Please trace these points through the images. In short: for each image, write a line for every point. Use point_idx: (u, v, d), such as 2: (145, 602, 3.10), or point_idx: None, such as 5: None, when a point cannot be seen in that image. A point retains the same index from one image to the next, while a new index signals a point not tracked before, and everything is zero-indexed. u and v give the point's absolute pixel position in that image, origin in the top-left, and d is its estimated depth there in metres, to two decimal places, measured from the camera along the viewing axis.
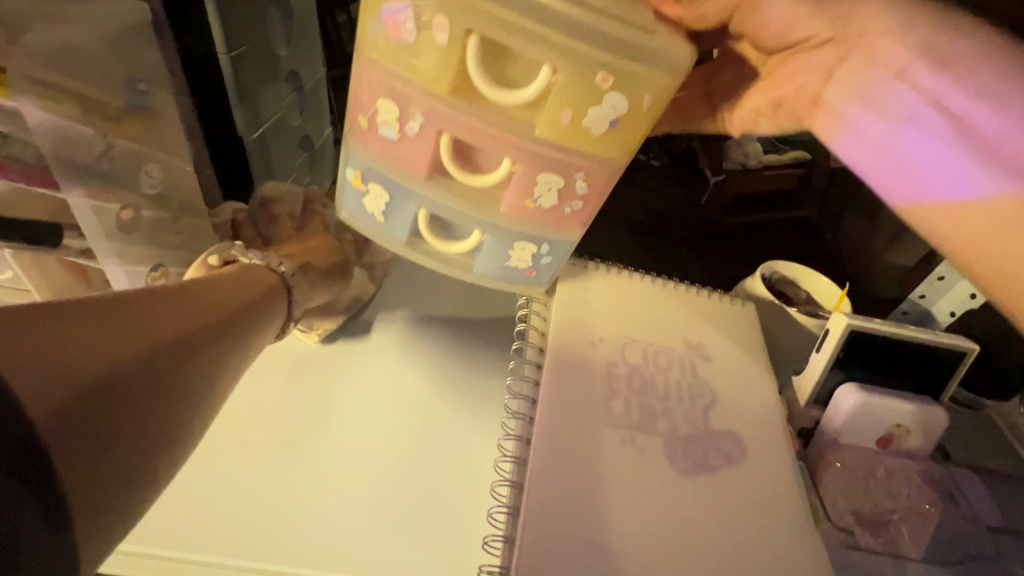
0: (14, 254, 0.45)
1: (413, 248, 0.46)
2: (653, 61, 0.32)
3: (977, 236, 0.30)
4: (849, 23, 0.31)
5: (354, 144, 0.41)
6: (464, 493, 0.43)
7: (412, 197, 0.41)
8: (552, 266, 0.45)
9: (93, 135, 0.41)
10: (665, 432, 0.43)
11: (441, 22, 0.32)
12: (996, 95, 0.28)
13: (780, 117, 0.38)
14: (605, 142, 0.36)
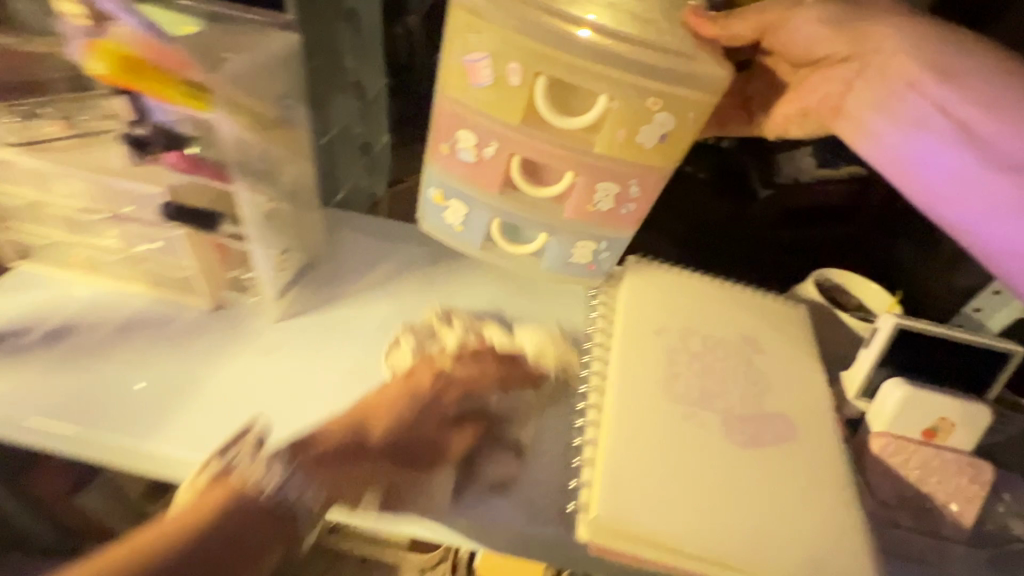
0: (184, 234, 0.56)
1: (487, 249, 0.56)
2: (699, 84, 0.42)
3: (957, 204, 0.46)
4: (866, 45, 0.47)
5: (437, 167, 0.51)
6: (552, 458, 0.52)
7: (485, 209, 0.52)
8: (607, 260, 0.55)
9: (256, 141, 0.50)
10: (722, 411, 0.48)
11: (515, 67, 0.42)
12: (982, 104, 0.43)
13: (807, 123, 0.53)
14: (656, 151, 0.45)
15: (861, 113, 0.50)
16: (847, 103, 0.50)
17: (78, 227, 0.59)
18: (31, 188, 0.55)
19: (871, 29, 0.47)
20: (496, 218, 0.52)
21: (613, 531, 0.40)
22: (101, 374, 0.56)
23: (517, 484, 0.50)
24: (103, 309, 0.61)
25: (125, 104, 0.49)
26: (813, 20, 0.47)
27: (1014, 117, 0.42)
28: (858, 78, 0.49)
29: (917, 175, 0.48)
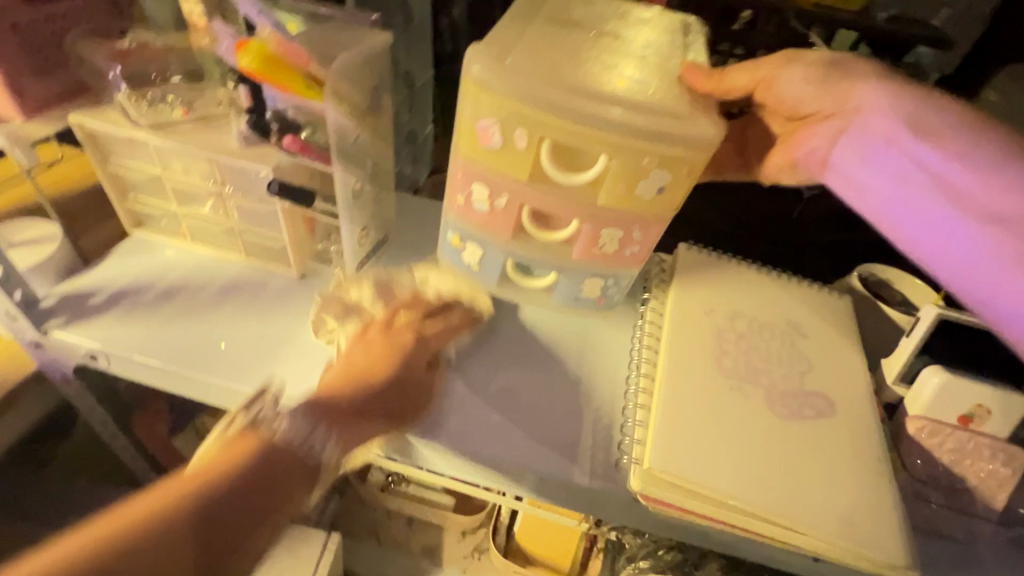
0: (284, 209, 0.62)
1: (501, 286, 0.63)
2: (689, 144, 0.46)
3: (944, 253, 0.45)
4: (846, 103, 0.49)
5: (455, 216, 0.57)
6: (605, 428, 0.57)
7: (499, 251, 0.58)
8: (615, 295, 0.61)
9: (352, 128, 0.56)
10: (765, 386, 0.52)
11: (522, 134, 0.48)
12: (962, 158, 0.44)
13: (797, 172, 0.56)
14: (655, 202, 0.50)
15: (847, 160, 0.50)
16: (835, 152, 0.51)
17: (189, 199, 0.67)
18: (154, 165, 0.64)
19: (849, 85, 0.49)
20: (510, 259, 0.58)
21: (662, 482, 0.45)
22: (214, 327, 0.63)
23: (575, 446, 0.55)
24: (207, 274, 0.69)
25: (243, 94, 0.57)
26: (800, 74, 0.51)
27: (995, 170, 0.42)
28: (842, 132, 0.50)
29: (908, 219, 0.47)
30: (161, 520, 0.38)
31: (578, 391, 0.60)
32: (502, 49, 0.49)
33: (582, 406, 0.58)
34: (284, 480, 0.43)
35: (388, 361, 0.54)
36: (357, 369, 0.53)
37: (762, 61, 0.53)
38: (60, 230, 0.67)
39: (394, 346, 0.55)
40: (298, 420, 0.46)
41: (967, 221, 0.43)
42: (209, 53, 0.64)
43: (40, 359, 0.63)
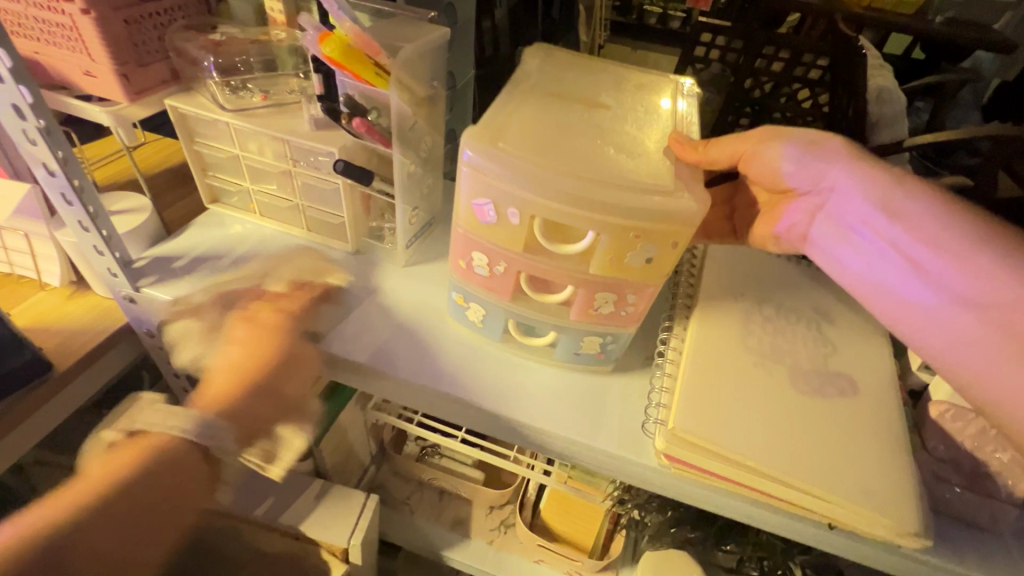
0: (348, 186, 0.69)
1: (507, 341, 0.64)
2: (677, 219, 0.48)
3: (923, 337, 0.47)
4: (823, 182, 0.53)
5: (457, 279, 0.60)
6: (627, 410, 0.59)
7: (502, 313, 0.60)
8: (615, 350, 0.60)
9: (411, 116, 0.62)
10: (790, 364, 0.55)
11: (514, 212, 0.51)
12: (933, 243, 0.46)
13: (783, 245, 0.60)
14: (647, 270, 0.52)
15: (828, 236, 0.54)
16: (814, 228, 0.56)
17: (259, 178, 0.75)
18: (232, 146, 0.71)
19: (818, 168, 0.53)
20: (511, 320, 0.60)
21: (683, 442, 0.49)
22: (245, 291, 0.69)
23: (603, 415, 0.59)
24: (272, 246, 0.76)
25: (317, 82, 0.63)
26: (776, 149, 0.55)
27: (961, 257, 0.45)
28: (819, 209, 0.54)
29: (890, 298, 0.49)
30: None
31: (596, 391, 0.61)
32: (495, 132, 0.51)
33: (606, 400, 0.61)
34: None
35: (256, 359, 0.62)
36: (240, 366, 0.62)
37: (743, 135, 0.56)
38: (149, 202, 0.76)
39: (267, 330, 0.64)
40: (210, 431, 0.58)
41: (946, 303, 0.45)
42: (284, 45, 0.71)
43: (130, 314, 0.72)
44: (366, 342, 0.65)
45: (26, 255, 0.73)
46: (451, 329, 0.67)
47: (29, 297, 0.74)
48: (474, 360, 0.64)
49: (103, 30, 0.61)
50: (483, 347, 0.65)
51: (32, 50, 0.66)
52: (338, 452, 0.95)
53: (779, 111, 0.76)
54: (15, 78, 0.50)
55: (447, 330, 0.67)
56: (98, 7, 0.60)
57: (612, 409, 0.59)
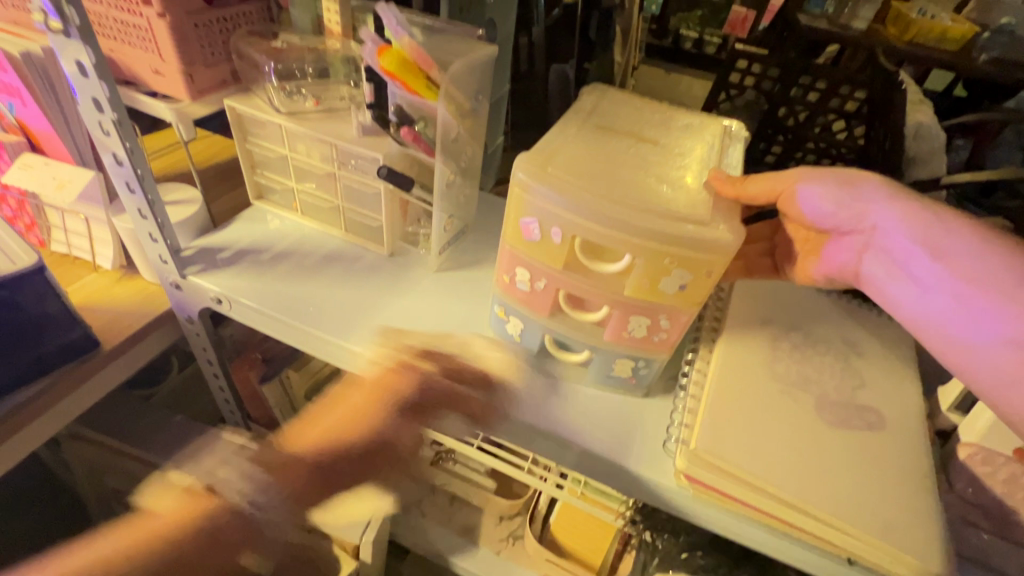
0: (389, 191, 0.71)
1: (541, 357, 0.66)
2: (710, 246, 0.49)
3: (973, 373, 0.47)
4: (864, 222, 0.53)
5: (500, 291, 0.63)
6: (652, 433, 0.60)
7: (540, 327, 0.62)
8: (647, 375, 0.62)
9: (454, 128, 0.64)
10: (815, 394, 0.55)
11: (556, 231, 0.53)
12: (980, 278, 0.46)
13: (834, 282, 0.59)
14: (679, 296, 0.53)
15: (878, 274, 0.53)
16: (864, 265, 0.54)
17: (304, 178, 0.78)
18: (282, 146, 0.75)
19: (858, 209, 0.53)
20: (547, 335, 0.62)
21: (707, 465, 0.49)
22: (285, 288, 0.72)
23: (626, 436, 0.60)
24: (311, 244, 0.79)
25: (368, 90, 0.65)
26: (816, 194, 0.55)
27: (1010, 293, 0.45)
28: (866, 247, 0.54)
29: (940, 333, 0.48)
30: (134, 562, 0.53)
31: (620, 412, 0.62)
32: (545, 157, 0.54)
33: (632, 420, 0.61)
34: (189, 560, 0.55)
35: (380, 404, 0.61)
36: (346, 422, 0.61)
37: (783, 174, 0.56)
38: (200, 194, 0.80)
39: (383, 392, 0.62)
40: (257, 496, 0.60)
41: (995, 339, 0.45)
42: (337, 53, 0.75)
43: (174, 299, 0.76)
44: (396, 345, 0.66)
45: (84, 238, 0.77)
46: (481, 341, 0.68)
47: (83, 277, 0.78)
48: (500, 370, 0.65)
49: (176, 33, 0.66)
50: (508, 359, 0.66)
51: (108, 48, 0.71)
52: None
53: (812, 140, 0.77)
54: (97, 76, 0.54)
55: (478, 340, 0.68)
56: (173, 13, 0.65)
57: (639, 428, 0.61)
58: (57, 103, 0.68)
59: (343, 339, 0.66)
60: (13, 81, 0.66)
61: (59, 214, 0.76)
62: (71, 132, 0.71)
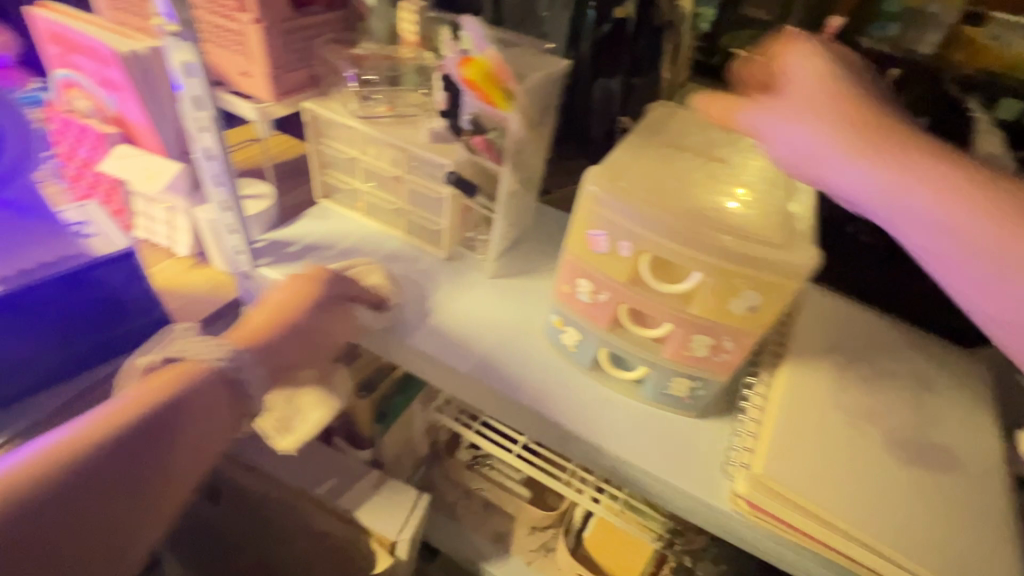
0: (453, 196, 0.73)
1: (594, 369, 0.66)
2: (785, 270, 0.48)
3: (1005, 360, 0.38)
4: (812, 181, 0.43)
5: (559, 301, 0.63)
6: (707, 455, 0.59)
7: (596, 339, 0.62)
8: (704, 396, 0.61)
9: (523, 137, 0.66)
10: (885, 429, 0.53)
11: (625, 245, 0.53)
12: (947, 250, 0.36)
13: None
14: (747, 318, 0.52)
15: None
16: None
17: (371, 179, 0.81)
18: (354, 148, 0.78)
19: (819, 189, 0.41)
20: (604, 348, 0.62)
21: (768, 492, 0.48)
22: None
23: (680, 455, 0.59)
24: (372, 243, 0.82)
25: (442, 98, 0.68)
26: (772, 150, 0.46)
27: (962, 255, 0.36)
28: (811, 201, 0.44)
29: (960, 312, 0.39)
30: (118, 430, 0.51)
31: (673, 430, 0.62)
32: (616, 171, 0.55)
33: (686, 441, 0.61)
34: (194, 415, 0.54)
35: (302, 295, 0.66)
36: (272, 314, 0.64)
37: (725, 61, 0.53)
38: (272, 189, 0.84)
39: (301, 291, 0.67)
40: (232, 356, 0.58)
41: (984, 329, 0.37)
42: (411, 62, 0.77)
43: (243, 288, 0.80)
44: (450, 346, 0.68)
45: (164, 226, 0.82)
46: (533, 349, 0.69)
47: (160, 263, 0.83)
48: (552, 378, 0.66)
49: (269, 38, 0.70)
50: (561, 368, 0.67)
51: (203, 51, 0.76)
52: (396, 445, 0.98)
53: None
54: (201, 74, 0.58)
55: (531, 346, 0.69)
56: (267, 19, 0.69)
57: (696, 447, 0.60)
58: (156, 100, 0.74)
59: (401, 336, 0.68)
60: (119, 78, 0.71)
61: (143, 202, 0.81)
62: (165, 126, 0.76)
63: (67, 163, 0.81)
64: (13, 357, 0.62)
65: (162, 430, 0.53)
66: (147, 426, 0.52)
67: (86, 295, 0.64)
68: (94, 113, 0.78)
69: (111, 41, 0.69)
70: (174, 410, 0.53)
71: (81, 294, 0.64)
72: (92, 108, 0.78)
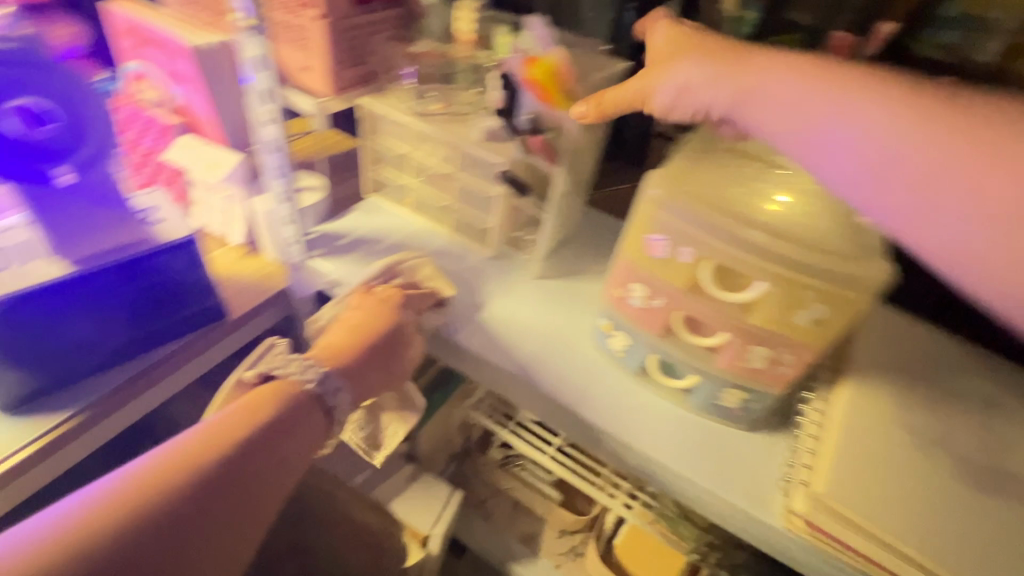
0: (503, 196, 0.73)
1: (642, 376, 0.65)
2: (856, 284, 0.47)
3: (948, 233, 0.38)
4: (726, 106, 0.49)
5: (610, 305, 0.62)
6: (759, 471, 0.58)
7: (646, 346, 0.61)
8: (755, 409, 0.59)
9: (579, 138, 0.65)
10: (953, 454, 0.51)
11: (687, 251, 0.52)
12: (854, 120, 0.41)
13: None
14: (810, 332, 0.51)
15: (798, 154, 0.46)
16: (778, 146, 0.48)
17: (421, 176, 0.82)
18: (406, 145, 0.79)
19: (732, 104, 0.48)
20: (653, 355, 0.61)
21: (829, 512, 0.47)
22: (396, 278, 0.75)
23: (731, 468, 0.58)
24: (418, 239, 0.82)
25: (499, 97, 0.68)
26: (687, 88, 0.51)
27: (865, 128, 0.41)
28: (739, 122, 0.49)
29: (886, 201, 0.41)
30: (218, 454, 0.51)
31: (723, 443, 0.60)
32: (678, 177, 0.54)
33: (737, 454, 0.59)
34: (296, 432, 0.56)
35: (384, 316, 0.68)
36: (359, 331, 0.67)
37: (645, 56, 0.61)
38: (325, 180, 0.84)
39: (383, 308, 0.69)
40: (322, 378, 0.60)
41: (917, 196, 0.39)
42: (464, 61, 0.77)
43: (294, 278, 0.82)
44: (497, 345, 0.68)
45: (218, 214, 0.83)
46: (580, 353, 0.68)
47: (214, 250, 0.86)
48: (597, 384, 0.65)
49: (332, 34, 0.72)
50: (607, 375, 0.66)
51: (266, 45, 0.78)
52: (432, 440, 0.99)
53: None
54: (271, 68, 0.60)
55: (578, 351, 0.68)
56: (331, 15, 0.70)
57: (745, 461, 0.58)
58: (221, 93, 0.76)
59: (453, 335, 0.69)
60: (190, 70, 0.74)
61: (200, 191, 0.82)
62: (228, 118, 0.79)
63: (131, 151, 0.83)
64: (81, 336, 0.65)
65: (260, 453, 0.53)
66: (243, 452, 0.52)
67: (150, 282, 0.67)
68: (162, 104, 0.81)
69: (184, 35, 0.72)
70: (270, 430, 0.54)
71: (140, 280, 0.66)
72: (158, 99, 0.81)
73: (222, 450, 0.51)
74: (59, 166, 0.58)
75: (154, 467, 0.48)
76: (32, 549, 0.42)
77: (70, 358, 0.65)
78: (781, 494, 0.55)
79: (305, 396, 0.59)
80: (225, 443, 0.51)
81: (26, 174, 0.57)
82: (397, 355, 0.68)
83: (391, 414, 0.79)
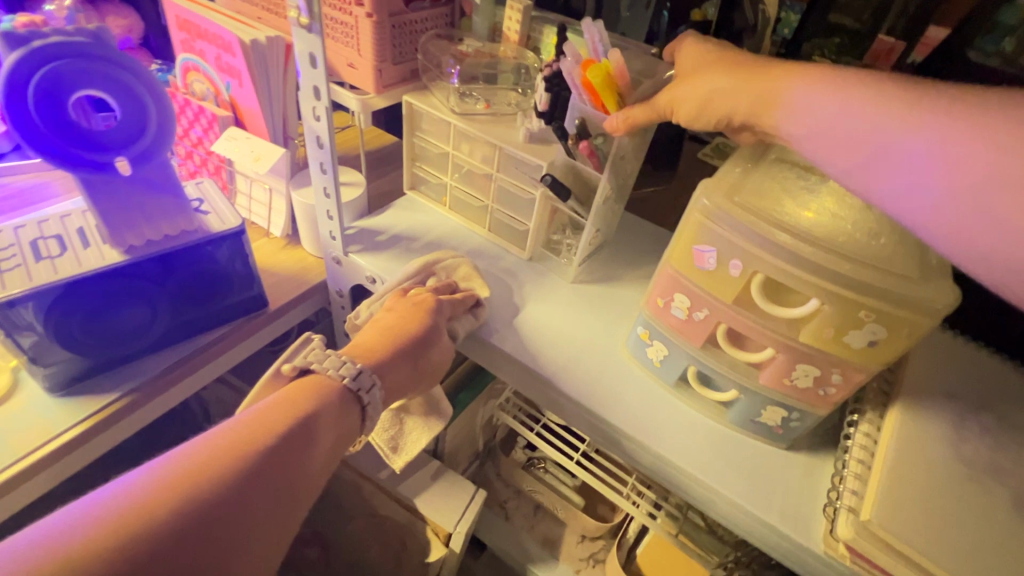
0: (545, 198, 0.73)
1: (679, 387, 0.64)
2: (918, 307, 0.45)
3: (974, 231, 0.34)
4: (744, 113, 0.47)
5: (650, 314, 0.61)
6: (800, 493, 0.56)
7: (685, 357, 0.60)
8: (796, 428, 0.58)
9: (625, 143, 0.64)
10: (1012, 488, 0.49)
11: (736, 263, 0.51)
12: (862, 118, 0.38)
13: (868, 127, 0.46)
14: (863, 353, 0.49)
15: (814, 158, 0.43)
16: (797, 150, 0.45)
17: (460, 175, 0.82)
18: (447, 144, 0.79)
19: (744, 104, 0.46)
20: (693, 366, 0.60)
21: (876, 539, 0.45)
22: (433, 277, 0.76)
23: (771, 487, 0.56)
24: (456, 238, 0.82)
25: (542, 97, 0.68)
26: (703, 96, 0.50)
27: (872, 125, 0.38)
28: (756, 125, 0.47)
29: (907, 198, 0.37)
30: (255, 446, 0.48)
31: (761, 460, 0.59)
32: (729, 187, 0.53)
33: (775, 473, 0.58)
34: (332, 426, 0.55)
35: (415, 313, 0.68)
36: (392, 329, 0.67)
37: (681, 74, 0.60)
38: (363, 179, 0.86)
39: (415, 308, 0.69)
40: (357, 374, 0.59)
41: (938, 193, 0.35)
42: (510, 62, 0.78)
43: (331, 273, 0.82)
44: (532, 347, 0.67)
45: (264, 207, 0.87)
46: (616, 360, 0.67)
47: (256, 242, 0.88)
48: (631, 392, 0.64)
49: (381, 30, 0.72)
50: (643, 384, 0.65)
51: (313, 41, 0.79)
52: (458, 438, 0.99)
53: None
54: (320, 66, 0.60)
55: (615, 358, 0.68)
56: (379, 13, 0.70)
57: (783, 480, 0.57)
58: (268, 87, 0.78)
59: (489, 336, 0.69)
60: (238, 64, 0.75)
61: (247, 182, 0.86)
62: (272, 112, 0.80)
63: (180, 141, 0.87)
64: (127, 320, 0.67)
65: (298, 447, 0.51)
66: (283, 444, 0.50)
67: (200, 266, 0.70)
68: (210, 95, 0.83)
69: (234, 29, 0.73)
70: (306, 424, 0.52)
71: (182, 266, 0.68)
72: (209, 92, 0.83)
73: (259, 440, 0.49)
74: (116, 158, 0.57)
75: (191, 457, 0.46)
76: (61, 544, 0.38)
77: (115, 342, 0.68)
78: (824, 517, 0.53)
79: (343, 392, 0.58)
80: (263, 434, 0.49)
81: (87, 165, 0.56)
82: (427, 353, 0.67)
83: (415, 419, 0.76)
